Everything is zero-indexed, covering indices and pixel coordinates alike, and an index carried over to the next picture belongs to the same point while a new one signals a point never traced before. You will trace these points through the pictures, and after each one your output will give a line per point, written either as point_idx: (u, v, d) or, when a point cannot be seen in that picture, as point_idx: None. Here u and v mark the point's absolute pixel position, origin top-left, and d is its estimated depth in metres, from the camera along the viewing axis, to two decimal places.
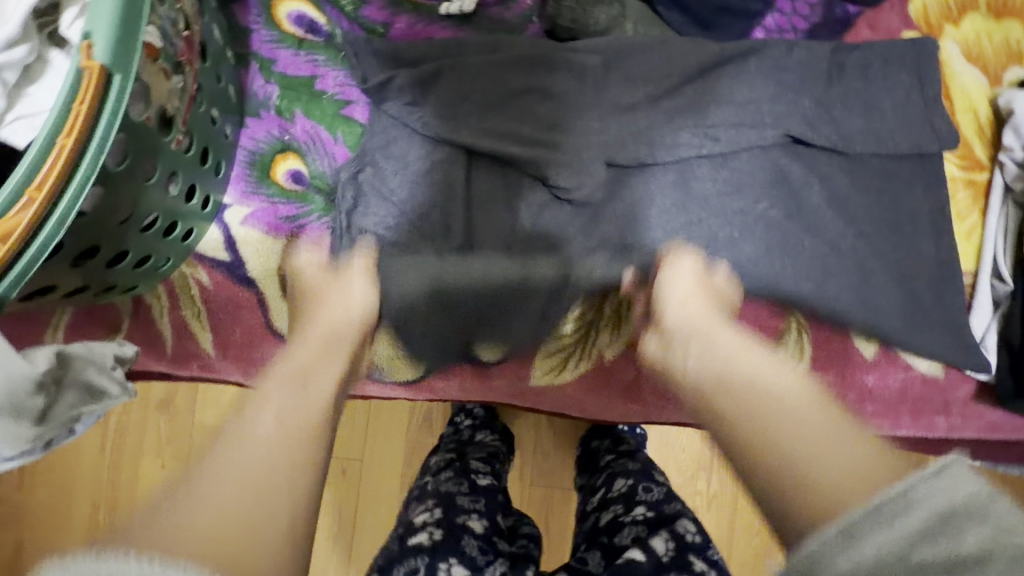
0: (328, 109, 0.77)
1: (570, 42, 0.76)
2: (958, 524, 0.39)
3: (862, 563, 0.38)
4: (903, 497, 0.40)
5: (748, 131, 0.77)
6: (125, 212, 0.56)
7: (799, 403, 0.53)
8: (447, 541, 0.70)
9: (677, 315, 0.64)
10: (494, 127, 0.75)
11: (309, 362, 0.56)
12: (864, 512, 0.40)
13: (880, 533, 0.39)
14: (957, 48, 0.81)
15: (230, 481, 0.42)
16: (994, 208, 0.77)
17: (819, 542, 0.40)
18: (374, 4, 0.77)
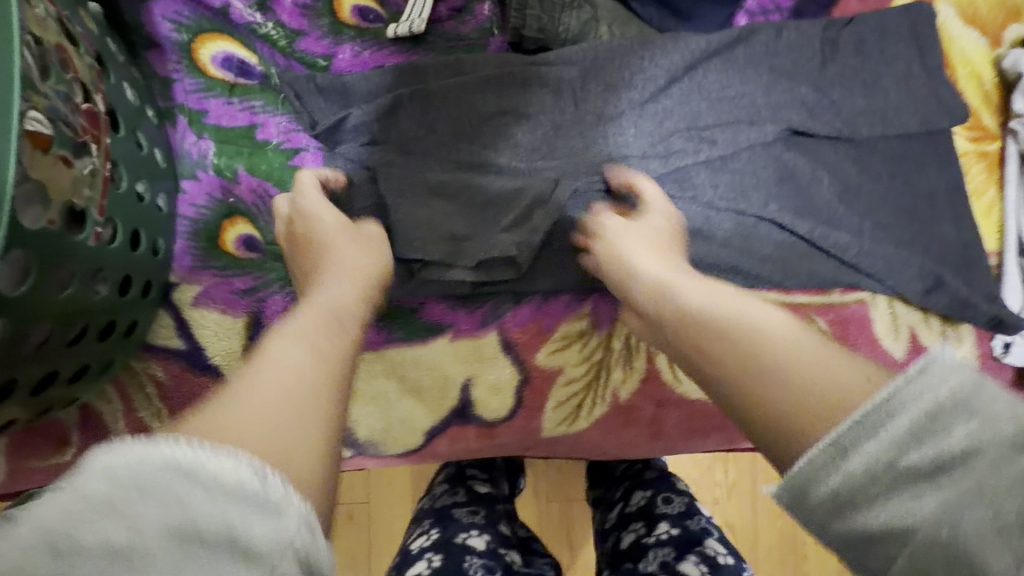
0: (275, 161, 0.66)
1: (543, 55, 0.67)
2: (948, 420, 0.33)
3: (852, 474, 0.34)
4: (884, 404, 0.35)
5: (745, 129, 0.70)
6: (41, 331, 0.47)
7: (775, 327, 0.46)
8: (447, 566, 0.64)
9: (633, 258, 0.58)
10: (467, 159, 0.66)
11: (341, 296, 0.49)
12: (845, 422, 0.35)
13: (869, 442, 0.34)
14: (953, 10, 0.75)
15: (279, 389, 0.37)
16: (1013, 180, 0.71)
17: (808, 458, 0.35)
18: (312, 36, 0.67)
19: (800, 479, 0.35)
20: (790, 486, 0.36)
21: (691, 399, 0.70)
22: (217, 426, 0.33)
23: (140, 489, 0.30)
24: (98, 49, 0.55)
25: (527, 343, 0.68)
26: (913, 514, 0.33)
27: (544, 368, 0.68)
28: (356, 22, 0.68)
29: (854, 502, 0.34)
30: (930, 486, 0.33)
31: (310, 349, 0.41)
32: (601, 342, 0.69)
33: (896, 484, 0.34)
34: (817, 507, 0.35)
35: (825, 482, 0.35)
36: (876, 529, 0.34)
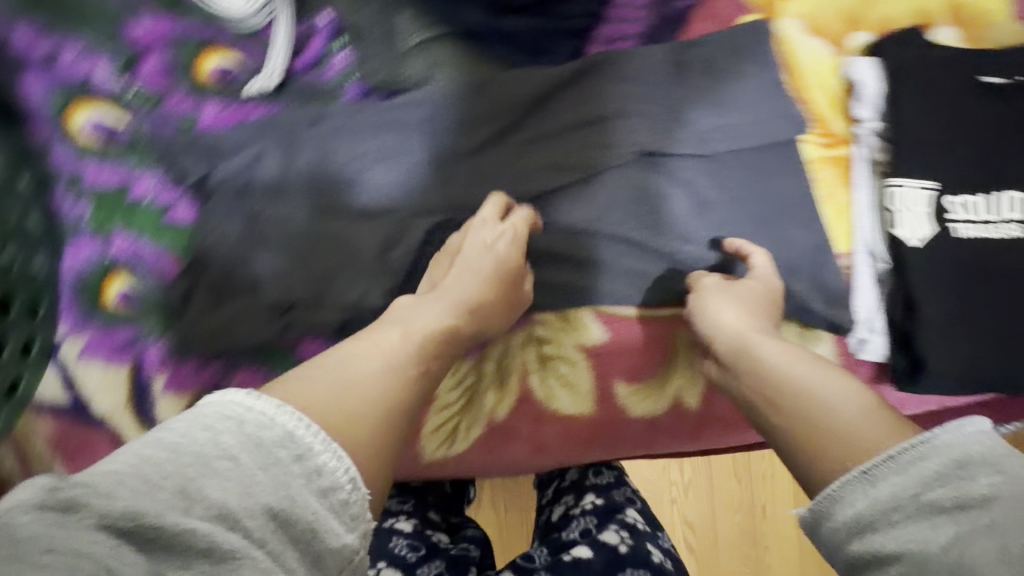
0: (147, 220, 0.71)
1: (392, 99, 0.70)
2: (972, 470, 0.45)
3: (876, 499, 0.47)
4: (923, 444, 0.47)
5: (600, 151, 0.73)
6: None
7: (849, 398, 0.56)
8: (376, 544, 0.72)
9: (705, 312, 0.68)
10: (331, 202, 0.70)
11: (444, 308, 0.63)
12: (881, 458, 0.49)
13: (896, 475, 0.47)
14: (797, 23, 0.78)
15: (340, 391, 0.52)
16: (859, 183, 0.75)
17: (841, 482, 0.49)
18: (177, 96, 0.71)
19: (826, 502, 0.49)
20: (818, 507, 0.50)
21: (563, 414, 0.73)
22: (302, 401, 0.50)
23: (269, 447, 0.45)
24: None
25: None
26: (919, 539, 0.43)
27: None
28: (217, 83, 0.72)
29: (873, 525, 0.46)
30: (944, 519, 0.43)
31: (381, 366, 0.56)
32: (472, 367, 0.72)
33: (912, 515, 0.45)
34: (839, 528, 0.48)
35: (848, 505, 0.48)
36: (887, 549, 0.44)
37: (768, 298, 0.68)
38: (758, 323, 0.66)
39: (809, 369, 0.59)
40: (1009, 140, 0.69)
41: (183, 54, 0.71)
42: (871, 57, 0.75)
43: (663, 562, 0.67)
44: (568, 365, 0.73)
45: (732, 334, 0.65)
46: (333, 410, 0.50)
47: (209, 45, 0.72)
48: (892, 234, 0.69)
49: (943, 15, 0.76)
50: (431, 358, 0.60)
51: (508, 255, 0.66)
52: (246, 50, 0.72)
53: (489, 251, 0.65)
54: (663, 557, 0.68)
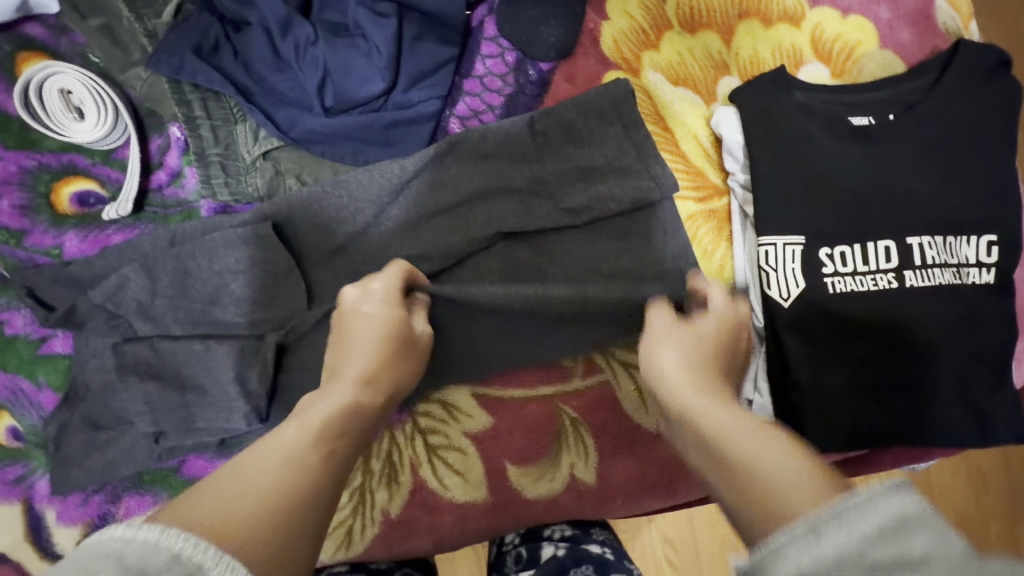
0: (26, 353, 0.71)
1: (240, 213, 0.70)
2: (920, 528, 0.30)
3: (817, 566, 0.30)
4: (853, 499, 0.32)
5: (457, 237, 0.72)
6: None
7: (785, 459, 0.40)
8: None
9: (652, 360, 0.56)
10: (197, 321, 0.69)
11: (354, 393, 0.52)
12: (825, 511, 0.32)
13: (841, 535, 0.30)
14: (660, 76, 0.76)
15: (248, 489, 0.39)
16: (737, 236, 0.72)
17: (781, 542, 0.32)
18: (37, 230, 0.71)
19: (758, 562, 0.32)
20: (746, 569, 0.32)
21: (459, 503, 0.72)
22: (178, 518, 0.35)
23: None
24: None
25: None
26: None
27: None
28: (76, 210, 0.72)
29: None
30: None
31: (293, 449, 0.43)
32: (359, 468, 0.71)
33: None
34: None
35: (783, 567, 0.30)
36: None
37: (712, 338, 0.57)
38: (698, 376, 0.52)
39: (750, 432, 0.43)
40: (873, 184, 0.68)
41: (39, 185, 0.71)
42: (732, 105, 0.73)
43: (604, 552, 0.69)
44: (457, 453, 0.72)
45: (654, 377, 0.54)
46: (251, 513, 0.37)
47: (69, 171, 0.72)
48: (765, 295, 0.68)
49: (810, 50, 0.74)
50: (335, 437, 0.46)
51: (387, 316, 0.59)
52: (105, 171, 0.73)
53: (370, 320, 0.58)
54: (602, 547, 0.70)
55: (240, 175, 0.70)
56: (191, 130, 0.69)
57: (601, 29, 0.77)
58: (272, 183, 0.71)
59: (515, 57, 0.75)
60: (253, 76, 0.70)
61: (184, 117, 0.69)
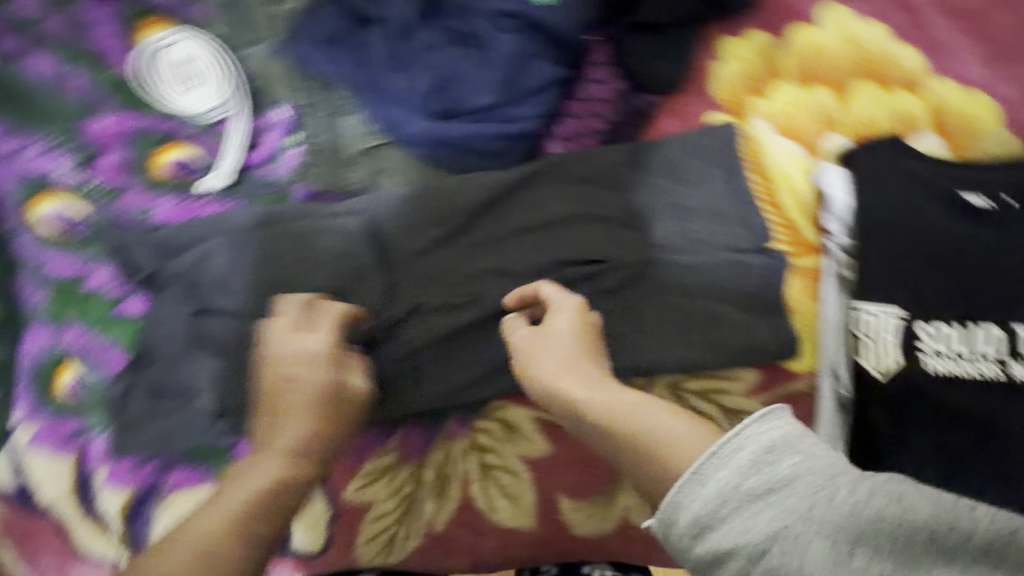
0: (102, 309, 0.72)
1: (337, 204, 0.70)
2: (778, 456, 0.47)
3: (707, 500, 0.46)
4: (735, 437, 0.48)
5: (539, 256, 0.71)
6: None
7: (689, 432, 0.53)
8: None
9: (540, 375, 0.61)
10: (271, 303, 0.68)
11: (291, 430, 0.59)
12: (705, 455, 0.48)
13: (719, 471, 0.47)
14: (767, 123, 0.75)
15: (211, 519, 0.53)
16: (827, 298, 0.70)
17: (677, 488, 0.48)
18: (134, 191, 0.72)
19: (669, 510, 0.48)
20: (662, 516, 0.48)
21: (504, 526, 0.71)
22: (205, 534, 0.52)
23: None
24: None
25: (336, 478, 0.69)
26: (750, 531, 0.45)
27: (352, 505, 0.69)
28: (173, 177, 0.72)
29: (711, 524, 0.46)
30: (763, 504, 0.46)
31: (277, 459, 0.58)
32: (410, 474, 0.70)
33: (738, 507, 0.46)
34: (682, 534, 0.47)
35: (686, 510, 0.47)
36: (722, 548, 0.45)
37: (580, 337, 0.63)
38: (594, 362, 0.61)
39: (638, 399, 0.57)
40: (982, 267, 0.65)
41: (142, 147, 0.72)
42: (841, 166, 0.72)
43: None
44: (511, 475, 0.71)
45: (561, 404, 0.59)
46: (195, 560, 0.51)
47: (173, 138, 0.72)
48: (856, 362, 0.66)
49: (927, 120, 0.73)
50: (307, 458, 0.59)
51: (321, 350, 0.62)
52: (206, 143, 0.73)
53: (299, 370, 0.61)
54: None
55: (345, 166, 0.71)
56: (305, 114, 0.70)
57: (713, 68, 0.76)
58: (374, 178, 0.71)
59: (620, 86, 0.75)
60: (371, 70, 0.70)
61: (303, 100, 0.71)
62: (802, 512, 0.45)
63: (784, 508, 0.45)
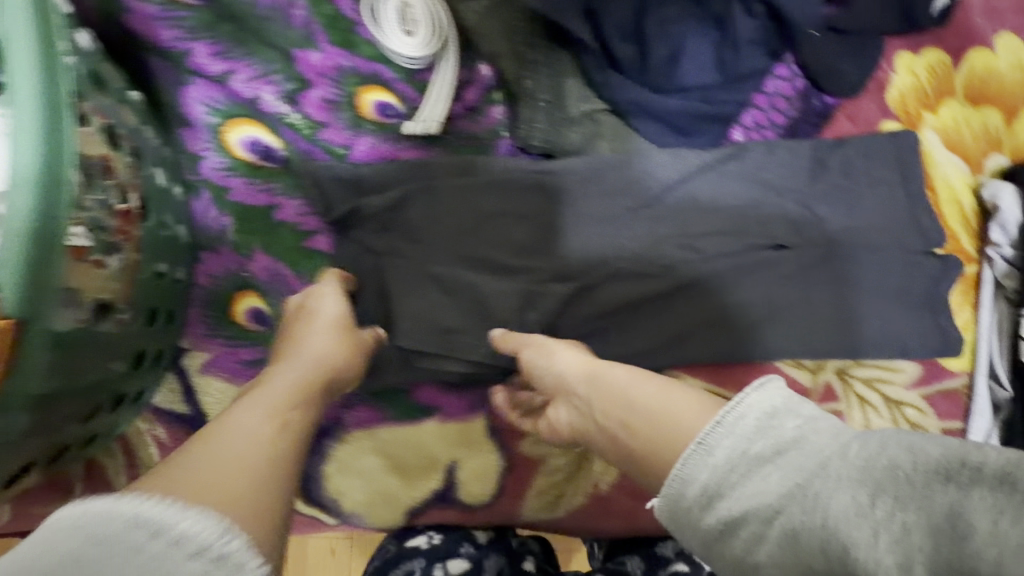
0: (290, 241, 0.72)
1: (544, 163, 0.71)
2: (783, 417, 0.40)
3: (715, 469, 0.40)
4: (736, 405, 0.41)
5: (729, 238, 0.73)
6: (93, 373, 0.53)
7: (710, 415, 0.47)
8: (447, 543, 0.69)
9: (545, 365, 0.61)
10: (468, 252, 0.69)
11: (297, 381, 0.56)
12: (710, 424, 0.42)
13: (727, 439, 0.40)
14: (937, 137, 0.79)
15: (217, 458, 0.43)
16: (986, 304, 0.75)
17: (681, 459, 0.41)
18: (333, 127, 0.72)
19: (674, 484, 0.41)
20: (667, 493, 0.41)
21: None
22: (213, 478, 0.41)
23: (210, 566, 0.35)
24: (134, 141, 0.59)
25: (512, 429, 0.72)
26: (763, 494, 0.38)
27: (527, 456, 0.72)
28: (376, 117, 0.73)
29: (720, 493, 0.39)
30: (771, 468, 0.39)
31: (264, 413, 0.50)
32: None
33: (748, 472, 0.39)
34: (691, 506, 0.40)
35: (693, 481, 0.40)
36: (734, 515, 0.38)
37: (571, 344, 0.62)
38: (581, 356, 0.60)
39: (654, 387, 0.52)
40: None
41: (345, 85, 0.72)
42: (1009, 182, 0.76)
43: None
44: None
45: (555, 374, 0.60)
46: (233, 491, 0.41)
47: (372, 80, 0.72)
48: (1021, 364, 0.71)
49: None
50: (290, 412, 0.52)
51: (338, 315, 0.64)
52: (405, 89, 0.73)
53: (322, 330, 0.62)
54: None
55: (560, 127, 0.73)
56: (531, 72, 0.72)
57: (889, 80, 0.80)
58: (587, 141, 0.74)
59: (804, 85, 0.79)
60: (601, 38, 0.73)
61: (523, 57, 0.72)
62: (815, 471, 0.37)
63: (796, 469, 0.38)
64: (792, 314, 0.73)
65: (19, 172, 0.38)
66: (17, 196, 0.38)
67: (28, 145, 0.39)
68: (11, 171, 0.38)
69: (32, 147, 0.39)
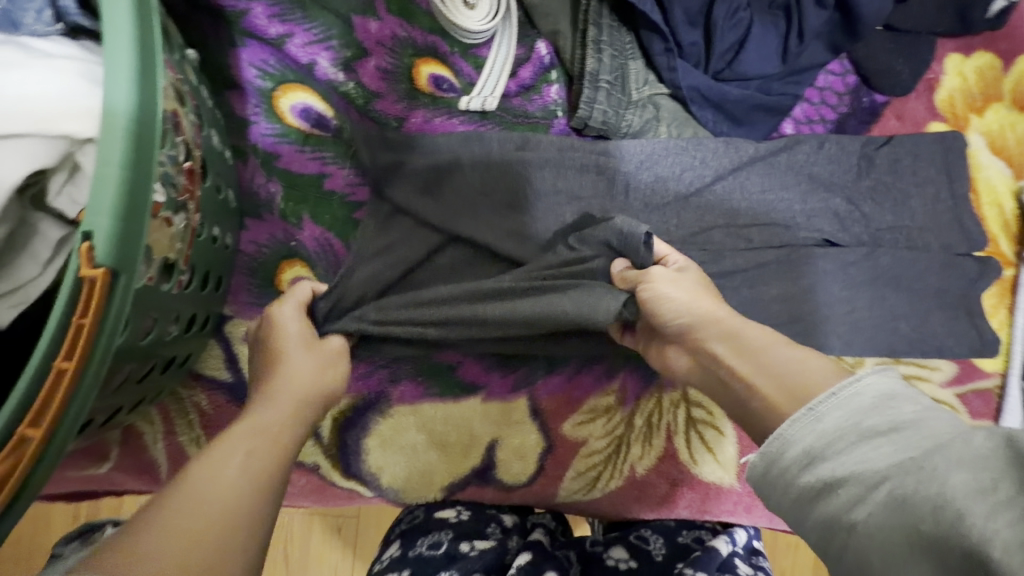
0: (339, 212, 0.71)
1: (600, 144, 0.72)
2: (902, 400, 0.40)
3: (823, 434, 0.41)
4: (854, 381, 0.42)
5: (779, 231, 0.72)
6: (151, 330, 0.52)
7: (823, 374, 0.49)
8: (474, 521, 0.69)
9: (670, 304, 0.58)
10: (519, 231, 0.68)
11: (272, 417, 0.53)
12: (823, 394, 0.42)
13: (838, 407, 0.41)
14: (982, 140, 0.80)
15: (167, 524, 0.40)
16: (1022, 307, 0.76)
17: (790, 421, 0.42)
18: (388, 99, 0.72)
19: (775, 443, 0.43)
20: (767, 453, 0.43)
21: (702, 480, 0.73)
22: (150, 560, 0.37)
23: None
24: (195, 101, 0.58)
25: (556, 411, 0.72)
26: (870, 462, 0.38)
27: (568, 438, 0.72)
28: (432, 90, 0.73)
29: (824, 455, 0.40)
30: (882, 442, 0.39)
31: (232, 459, 0.47)
32: (624, 417, 0.73)
33: (856, 442, 0.39)
34: (788, 466, 0.42)
35: (797, 442, 0.41)
36: (838, 475, 0.39)
37: (695, 295, 0.59)
38: (710, 305, 0.58)
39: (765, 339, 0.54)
40: None
41: (404, 57, 0.72)
42: None
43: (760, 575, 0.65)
44: (715, 432, 0.74)
45: (681, 313, 0.58)
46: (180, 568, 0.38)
47: (430, 52, 0.73)
48: None
49: None
50: (261, 454, 0.49)
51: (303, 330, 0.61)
52: (460, 65, 0.75)
53: (297, 349, 0.59)
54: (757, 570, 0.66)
55: (618, 109, 0.72)
56: (595, 52, 0.71)
57: (939, 81, 0.81)
58: (643, 125, 0.74)
59: (855, 81, 0.80)
60: (668, 22, 0.72)
61: (587, 37, 0.72)
62: (929, 450, 0.37)
63: (910, 445, 0.38)
64: (840, 309, 0.72)
65: (118, 112, 0.38)
66: (109, 131, 0.38)
67: (121, 85, 0.38)
68: (105, 104, 0.38)
69: (131, 90, 0.39)
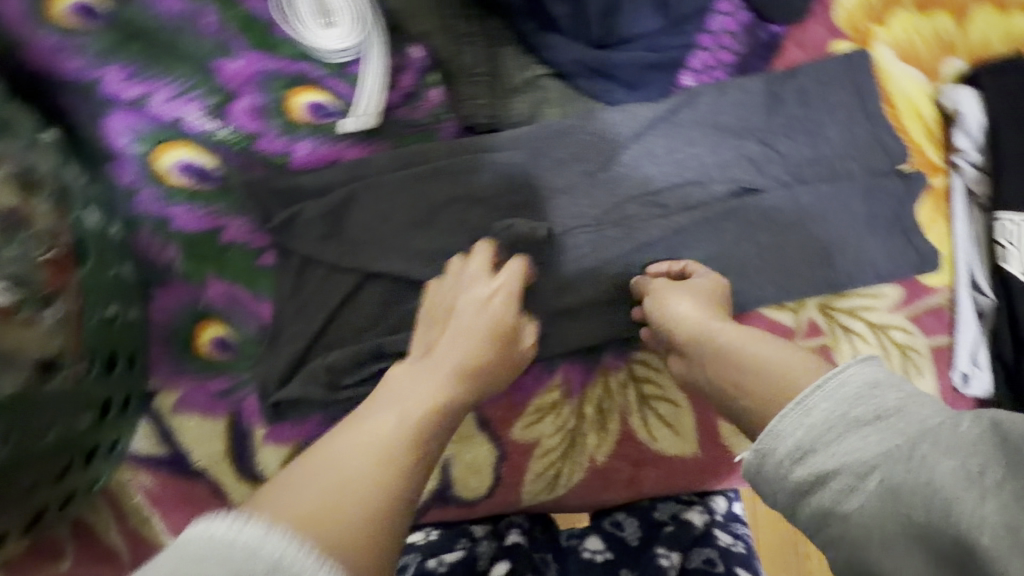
0: (242, 263, 0.69)
1: (491, 137, 0.69)
2: (885, 389, 0.41)
3: (812, 428, 0.41)
4: (836, 373, 0.43)
5: (693, 189, 0.69)
6: (50, 428, 0.51)
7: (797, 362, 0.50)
8: (444, 540, 0.67)
9: (673, 310, 0.61)
10: (425, 246, 0.67)
11: (436, 389, 0.54)
12: (808, 388, 0.43)
13: (824, 399, 0.42)
14: (889, 51, 0.77)
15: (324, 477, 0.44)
16: (959, 215, 0.74)
17: (778, 417, 0.43)
18: (268, 136, 0.69)
19: (766, 441, 0.43)
20: (758, 449, 0.43)
21: (665, 455, 0.72)
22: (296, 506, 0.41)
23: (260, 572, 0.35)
24: (59, 182, 0.56)
25: (502, 417, 0.71)
26: (859, 452, 0.39)
27: (520, 442, 0.71)
28: (310, 119, 0.70)
29: (814, 448, 0.41)
30: (870, 430, 0.40)
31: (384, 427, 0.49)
32: (573, 409, 0.71)
33: (845, 432, 0.40)
34: (781, 461, 0.42)
35: (787, 438, 0.42)
36: (829, 468, 0.39)
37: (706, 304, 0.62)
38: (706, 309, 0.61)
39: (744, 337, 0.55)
40: None
41: (274, 90, 0.69)
42: (969, 87, 0.75)
43: (737, 543, 0.65)
44: (669, 404, 0.72)
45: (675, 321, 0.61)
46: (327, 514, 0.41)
47: (299, 81, 0.69)
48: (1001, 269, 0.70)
49: None
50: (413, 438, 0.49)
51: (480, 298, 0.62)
52: (332, 84, 0.70)
53: (473, 312, 0.61)
54: (733, 539, 0.66)
55: (504, 99, 0.71)
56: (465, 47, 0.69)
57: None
58: (534, 110, 0.71)
59: (746, 18, 0.75)
60: None
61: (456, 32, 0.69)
62: (918, 435, 0.38)
63: (898, 431, 0.39)
64: (770, 256, 0.70)
65: None
66: None
67: None
68: None
69: None
